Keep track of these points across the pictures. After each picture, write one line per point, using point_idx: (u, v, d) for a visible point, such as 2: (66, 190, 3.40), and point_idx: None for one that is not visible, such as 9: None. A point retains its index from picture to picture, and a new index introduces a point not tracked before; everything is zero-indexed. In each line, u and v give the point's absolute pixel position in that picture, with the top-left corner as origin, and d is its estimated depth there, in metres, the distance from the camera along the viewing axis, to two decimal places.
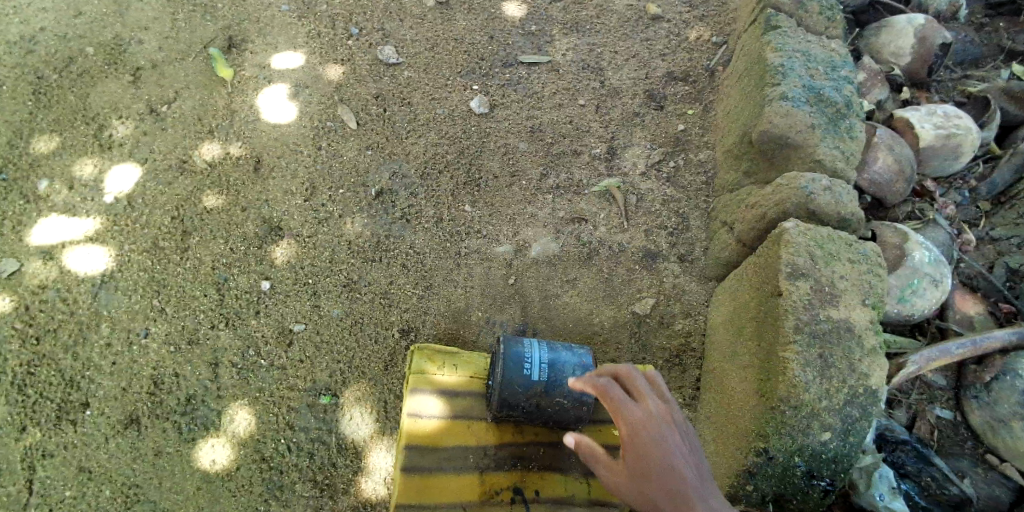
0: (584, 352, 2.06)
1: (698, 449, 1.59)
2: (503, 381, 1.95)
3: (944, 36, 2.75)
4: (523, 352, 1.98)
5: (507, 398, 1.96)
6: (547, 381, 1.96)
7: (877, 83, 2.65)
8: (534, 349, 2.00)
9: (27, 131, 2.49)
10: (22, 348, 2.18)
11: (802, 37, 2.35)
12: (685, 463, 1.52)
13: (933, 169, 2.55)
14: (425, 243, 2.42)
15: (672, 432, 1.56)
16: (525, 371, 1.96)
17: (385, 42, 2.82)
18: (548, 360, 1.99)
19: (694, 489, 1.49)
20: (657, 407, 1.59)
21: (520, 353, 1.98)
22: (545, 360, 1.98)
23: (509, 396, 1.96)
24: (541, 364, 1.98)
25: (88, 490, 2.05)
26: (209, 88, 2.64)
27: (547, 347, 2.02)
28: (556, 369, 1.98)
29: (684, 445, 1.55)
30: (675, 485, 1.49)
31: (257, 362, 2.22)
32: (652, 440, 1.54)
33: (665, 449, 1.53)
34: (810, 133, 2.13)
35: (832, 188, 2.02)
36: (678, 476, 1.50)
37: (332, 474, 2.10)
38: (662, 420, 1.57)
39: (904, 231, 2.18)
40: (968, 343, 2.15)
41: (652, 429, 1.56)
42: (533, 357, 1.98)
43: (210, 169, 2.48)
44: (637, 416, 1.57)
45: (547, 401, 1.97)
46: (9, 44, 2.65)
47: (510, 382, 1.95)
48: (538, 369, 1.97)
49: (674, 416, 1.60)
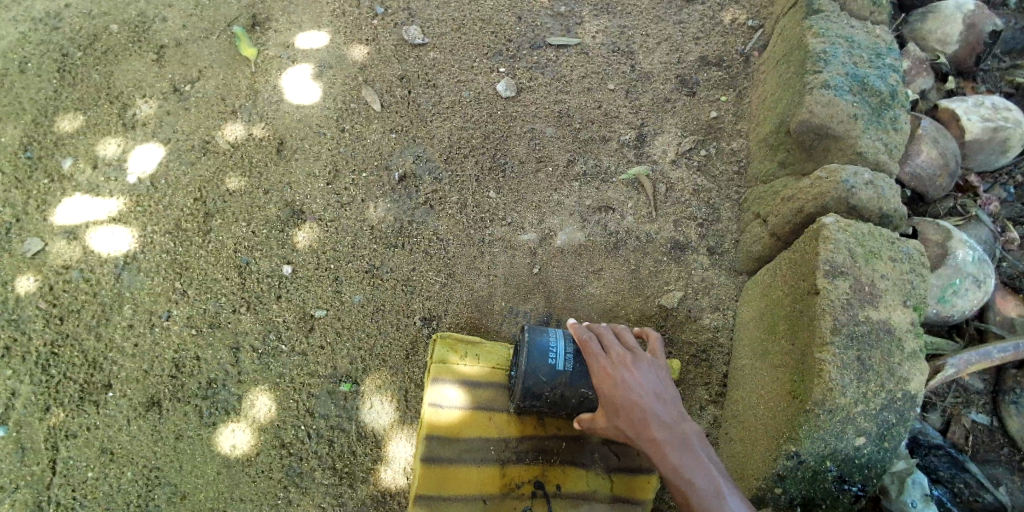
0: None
1: (666, 383, 1.80)
2: (526, 370, 1.87)
3: (994, 23, 2.64)
4: (548, 341, 1.91)
5: (531, 387, 1.89)
6: (572, 371, 1.88)
7: (922, 71, 2.54)
8: (560, 338, 1.92)
9: (51, 109, 2.47)
10: (47, 327, 2.18)
11: (845, 22, 2.25)
12: (645, 396, 1.75)
13: (978, 163, 2.44)
14: (448, 230, 2.37)
15: (633, 371, 1.79)
16: (550, 361, 1.88)
17: (411, 22, 2.76)
18: (574, 351, 1.90)
19: (653, 416, 1.72)
20: (619, 352, 1.83)
21: (545, 342, 1.91)
22: (572, 350, 1.90)
23: (533, 385, 1.88)
24: (567, 354, 1.89)
25: (110, 471, 2.06)
26: (233, 67, 2.61)
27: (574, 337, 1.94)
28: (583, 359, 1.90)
29: (645, 380, 1.78)
30: (635, 414, 1.73)
31: (278, 347, 2.20)
32: (613, 381, 1.78)
33: (626, 387, 1.76)
34: (852, 123, 2.05)
35: (874, 183, 1.94)
36: (637, 408, 1.73)
37: (352, 461, 2.09)
38: (622, 364, 1.80)
39: (947, 228, 2.09)
40: (1010, 347, 2.07)
41: (614, 370, 1.80)
42: (558, 346, 1.90)
43: (233, 150, 2.46)
44: (599, 362, 1.82)
45: (571, 391, 1.89)
46: (35, 21, 2.63)
47: (533, 372, 1.87)
48: (564, 359, 1.88)
49: (638, 359, 1.82)
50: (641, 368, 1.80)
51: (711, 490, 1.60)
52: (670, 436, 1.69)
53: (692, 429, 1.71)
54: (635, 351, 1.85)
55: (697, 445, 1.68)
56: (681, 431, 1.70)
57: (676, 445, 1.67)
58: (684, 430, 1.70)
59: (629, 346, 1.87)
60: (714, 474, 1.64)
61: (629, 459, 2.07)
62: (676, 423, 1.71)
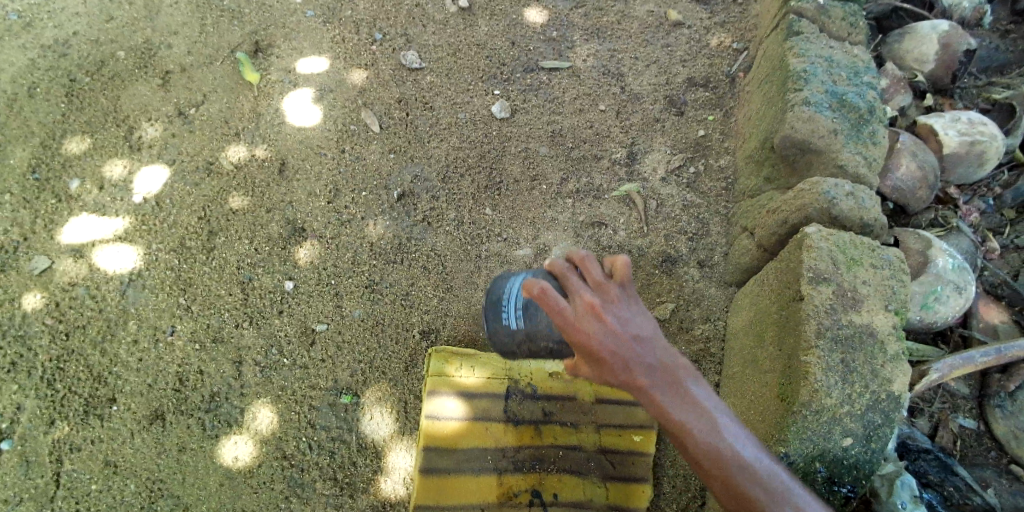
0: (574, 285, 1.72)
1: (645, 320, 1.54)
2: (487, 332, 1.83)
3: (968, 43, 2.75)
4: (500, 299, 1.80)
5: (498, 347, 1.83)
6: (527, 324, 1.75)
7: (899, 89, 2.65)
8: (515, 290, 1.78)
9: (60, 132, 2.55)
10: (52, 343, 2.22)
11: (824, 43, 2.35)
12: (624, 347, 1.48)
13: (957, 176, 2.53)
14: (446, 246, 2.44)
15: (607, 320, 1.50)
16: (502, 323, 1.78)
17: (408, 47, 2.86)
18: (524, 304, 1.75)
19: (643, 368, 1.48)
20: (585, 300, 1.52)
21: (501, 297, 1.80)
22: (520, 306, 1.76)
23: (499, 346, 1.82)
24: (516, 310, 1.76)
25: (114, 483, 2.09)
26: (236, 92, 2.69)
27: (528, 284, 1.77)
28: (532, 313, 1.74)
29: (623, 326, 1.50)
30: (621, 370, 1.48)
31: (281, 360, 2.25)
32: (587, 336, 1.49)
33: (601, 343, 1.48)
34: (832, 138, 2.14)
35: (854, 194, 2.02)
36: (620, 364, 1.48)
37: (352, 472, 2.13)
38: (593, 314, 1.50)
39: (927, 237, 2.17)
40: (993, 352, 2.13)
41: (585, 324, 1.49)
42: (508, 301, 1.78)
43: (236, 171, 2.53)
44: (566, 319, 1.50)
45: (537, 345, 1.77)
46: (44, 47, 2.72)
47: (492, 335, 1.81)
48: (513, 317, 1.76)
49: (608, 303, 1.52)
50: (614, 314, 1.51)
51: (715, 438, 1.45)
52: (662, 387, 1.47)
53: (683, 369, 1.50)
54: (602, 293, 1.54)
55: (693, 389, 1.48)
56: (672, 378, 1.48)
57: (671, 396, 1.47)
58: (676, 372, 1.49)
59: (595, 285, 1.56)
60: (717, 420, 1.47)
61: (624, 468, 2.11)
62: (665, 370, 1.49)
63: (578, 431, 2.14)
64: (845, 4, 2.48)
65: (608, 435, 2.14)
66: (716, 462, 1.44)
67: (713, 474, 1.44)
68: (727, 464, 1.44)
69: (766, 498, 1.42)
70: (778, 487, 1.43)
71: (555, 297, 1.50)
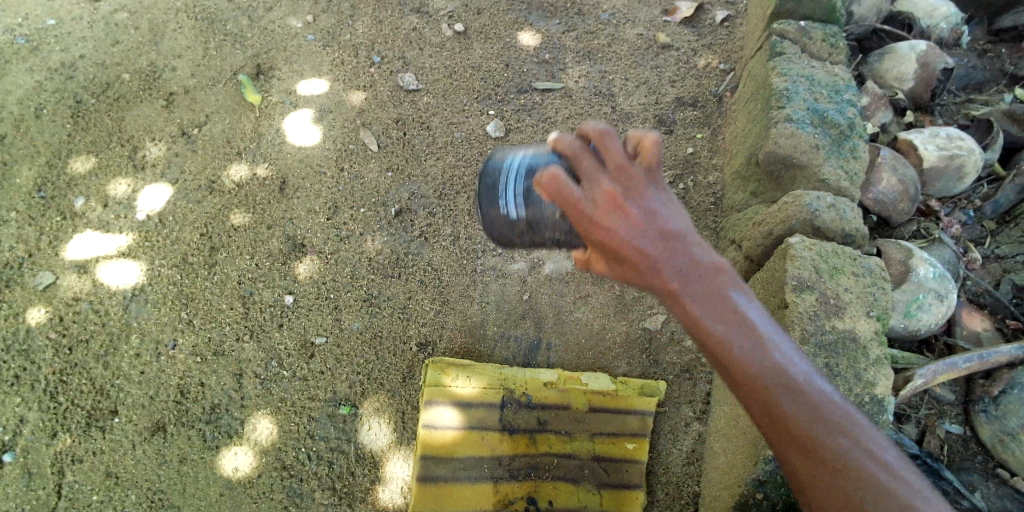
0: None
1: (673, 209, 1.39)
2: (483, 223, 1.71)
3: (946, 61, 2.88)
4: (494, 183, 1.67)
5: (497, 240, 1.71)
6: (528, 212, 1.63)
7: (879, 106, 2.75)
8: (514, 175, 1.64)
9: (66, 151, 2.61)
10: (56, 357, 2.26)
11: (806, 63, 2.47)
12: (648, 243, 1.34)
13: (938, 189, 2.63)
14: (442, 260, 2.50)
15: (631, 215, 1.34)
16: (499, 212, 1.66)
17: (405, 69, 2.94)
18: (525, 191, 1.63)
19: (672, 270, 1.34)
20: (606, 189, 1.36)
21: (497, 182, 1.67)
22: (520, 194, 1.63)
23: (498, 236, 1.70)
24: (515, 197, 1.64)
25: (115, 494, 2.12)
26: (238, 113, 2.76)
27: (528, 166, 1.64)
28: (535, 200, 1.62)
29: (648, 222, 1.35)
30: (646, 273, 1.35)
31: (281, 372, 2.29)
32: (607, 233, 1.34)
33: (623, 238, 1.34)
34: (815, 153, 2.24)
35: (836, 206, 2.10)
36: (644, 261, 1.34)
37: (350, 482, 2.16)
38: (615, 208, 1.34)
39: (908, 248, 2.26)
40: (975, 358, 2.21)
41: (605, 218, 1.34)
42: (507, 184, 1.64)
43: (237, 189, 2.59)
44: (585, 213, 1.35)
45: (539, 237, 1.66)
46: (51, 70, 2.80)
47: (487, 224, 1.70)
48: (513, 206, 1.64)
49: (632, 192, 1.36)
50: (639, 204, 1.36)
51: (756, 354, 1.33)
52: (694, 291, 1.34)
53: (722, 272, 1.36)
54: (628, 177, 1.38)
55: (733, 296, 1.35)
56: (707, 279, 1.35)
57: (703, 302, 1.34)
58: (712, 273, 1.35)
59: (617, 167, 1.39)
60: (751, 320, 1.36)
61: (618, 475, 2.16)
62: (697, 271, 1.35)
63: (572, 439, 2.19)
64: (825, 27, 2.61)
65: (602, 443, 2.19)
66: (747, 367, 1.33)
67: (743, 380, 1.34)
68: (761, 373, 1.33)
69: (802, 408, 1.32)
70: (813, 396, 1.33)
71: (573, 187, 1.34)
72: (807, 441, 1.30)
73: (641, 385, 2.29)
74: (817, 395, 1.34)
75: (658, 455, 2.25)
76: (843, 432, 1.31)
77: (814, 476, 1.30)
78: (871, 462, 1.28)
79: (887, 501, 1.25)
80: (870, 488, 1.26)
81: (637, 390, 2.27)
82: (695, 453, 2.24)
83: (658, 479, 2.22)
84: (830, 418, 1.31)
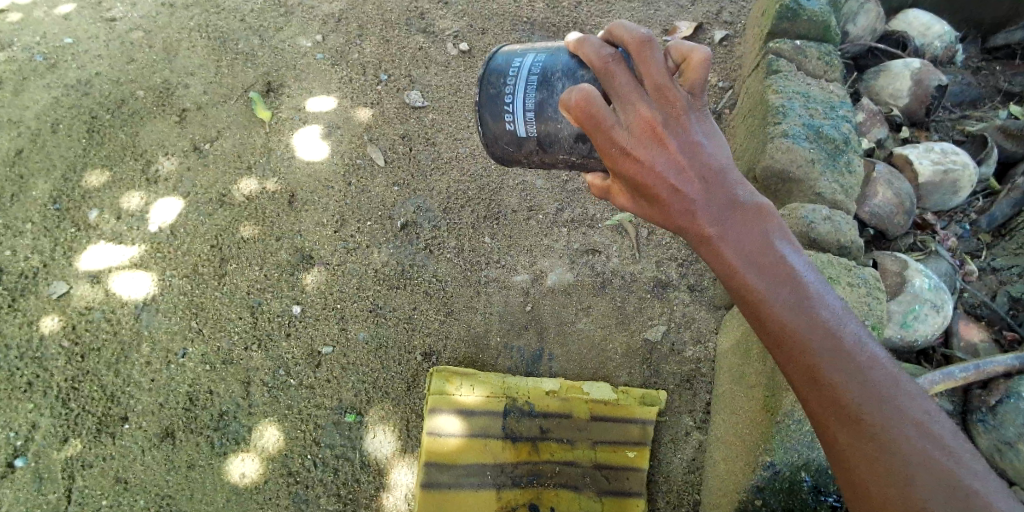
0: (589, 73, 1.72)
1: (711, 142, 1.46)
2: (488, 140, 1.88)
3: (938, 78, 3.09)
4: (504, 97, 1.81)
5: (504, 156, 1.89)
6: (535, 133, 1.80)
7: (875, 122, 2.95)
8: (519, 93, 1.78)
9: (80, 165, 2.68)
10: (68, 364, 2.31)
11: (801, 81, 2.59)
12: (681, 180, 1.43)
13: (933, 203, 2.83)
14: (447, 272, 2.55)
15: (669, 147, 1.42)
16: (509, 126, 1.82)
17: (412, 87, 3.02)
18: (535, 105, 1.77)
19: (706, 207, 1.44)
20: (642, 116, 1.42)
21: (503, 98, 1.81)
22: (530, 109, 1.78)
23: (502, 151, 1.88)
24: (523, 117, 1.79)
25: (124, 499, 2.15)
26: (249, 128, 2.84)
27: (535, 85, 1.77)
28: (545, 117, 1.77)
29: (684, 154, 1.43)
30: (677, 210, 1.45)
31: (288, 381, 2.33)
32: (639, 163, 1.42)
33: (655, 172, 1.42)
34: (810, 168, 2.34)
35: (831, 218, 2.22)
36: (675, 197, 1.44)
37: (355, 489, 2.19)
38: (652, 138, 1.41)
39: (903, 260, 2.42)
40: (972, 368, 2.22)
41: (639, 148, 1.42)
42: (513, 103, 1.79)
43: (247, 202, 2.65)
44: (616, 142, 1.42)
45: (550, 157, 1.83)
46: (67, 87, 2.88)
47: (497, 136, 1.86)
48: (522, 122, 1.79)
49: (668, 121, 1.42)
50: (675, 135, 1.43)
51: (792, 301, 1.43)
52: (728, 232, 1.44)
53: (766, 218, 1.47)
54: (664, 105, 1.44)
55: (775, 242, 1.46)
56: (750, 221, 1.46)
57: (734, 243, 1.45)
58: (751, 216, 1.46)
59: (655, 91, 1.44)
60: (788, 267, 1.45)
61: (619, 482, 2.19)
62: (730, 211, 1.45)
63: (574, 447, 2.23)
64: (820, 46, 2.74)
65: (603, 451, 2.23)
66: (779, 313, 1.43)
67: (777, 326, 1.43)
68: (787, 314, 1.43)
69: (835, 355, 1.39)
70: (850, 346, 1.40)
71: (605, 113, 1.42)
72: (839, 394, 1.37)
73: (641, 395, 2.32)
74: (855, 347, 1.41)
75: (658, 463, 2.28)
76: (882, 391, 1.36)
77: (839, 430, 1.36)
78: (910, 423, 1.32)
79: (913, 456, 1.29)
80: (907, 452, 1.30)
81: (637, 400, 2.31)
82: (695, 461, 2.28)
83: (659, 487, 2.24)
84: (866, 370, 1.38)
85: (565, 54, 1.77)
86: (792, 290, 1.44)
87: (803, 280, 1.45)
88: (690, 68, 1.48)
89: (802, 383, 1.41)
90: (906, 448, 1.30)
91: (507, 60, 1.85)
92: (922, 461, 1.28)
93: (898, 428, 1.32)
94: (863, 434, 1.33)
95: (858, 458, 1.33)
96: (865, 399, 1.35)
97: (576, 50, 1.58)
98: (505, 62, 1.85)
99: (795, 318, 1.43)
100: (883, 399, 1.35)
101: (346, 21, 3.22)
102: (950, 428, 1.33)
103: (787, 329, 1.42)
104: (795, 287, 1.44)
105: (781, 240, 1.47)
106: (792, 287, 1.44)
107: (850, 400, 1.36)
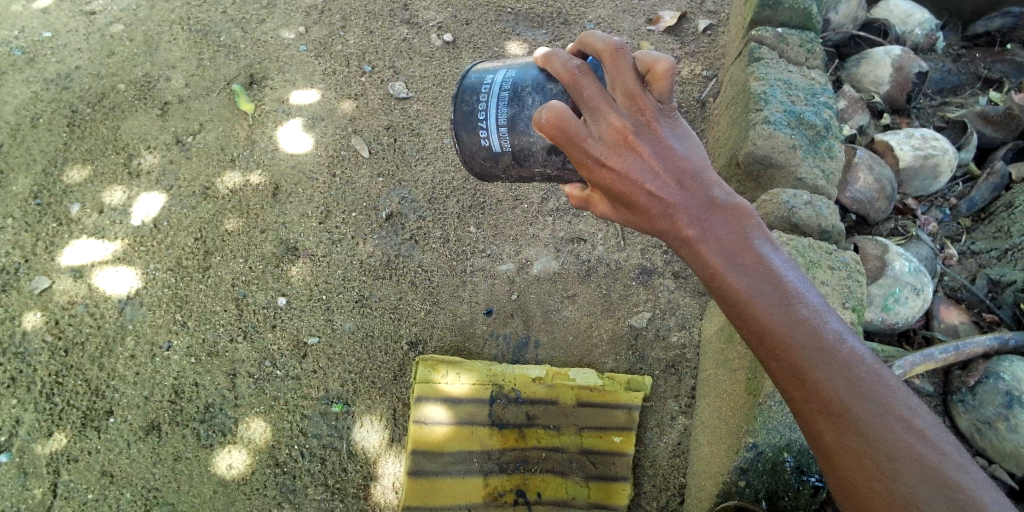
0: (559, 87, 1.73)
1: (685, 145, 1.48)
2: (465, 157, 1.88)
3: (919, 66, 3.18)
4: (477, 114, 1.82)
5: (484, 174, 1.90)
6: (509, 150, 1.80)
7: (856, 109, 3.00)
8: (492, 108, 1.80)
9: (61, 160, 2.66)
10: (52, 359, 2.30)
11: (783, 68, 2.62)
12: (658, 184, 1.45)
13: (914, 188, 2.88)
14: (433, 262, 2.55)
15: (643, 154, 1.43)
16: (484, 142, 1.82)
17: (396, 78, 3.02)
18: (507, 120, 1.78)
19: (685, 213, 1.46)
20: (613, 125, 1.44)
21: (476, 114, 1.82)
22: (503, 125, 1.78)
23: (480, 170, 1.89)
24: (498, 133, 1.80)
25: (110, 492, 2.14)
26: (232, 121, 2.82)
27: (508, 100, 1.78)
28: (518, 131, 1.77)
29: (660, 160, 1.44)
30: (657, 217, 1.46)
31: (274, 372, 2.33)
32: (616, 173, 1.44)
33: (633, 179, 1.44)
34: (792, 153, 2.37)
35: (812, 203, 2.25)
36: (653, 202, 1.45)
37: (342, 478, 2.20)
38: (626, 146, 1.43)
39: (884, 243, 2.43)
40: (953, 349, 2.27)
41: (614, 157, 1.43)
42: (485, 119, 1.80)
43: (231, 195, 2.64)
44: (591, 153, 1.44)
45: (526, 173, 1.84)
46: (47, 81, 2.85)
47: (472, 152, 1.86)
48: (497, 137, 1.80)
49: (640, 128, 1.44)
50: (649, 141, 1.44)
51: (772, 300, 1.45)
52: (709, 234, 1.46)
53: (745, 219, 1.48)
54: (635, 113, 1.45)
55: (756, 242, 1.48)
56: (729, 224, 1.47)
57: (713, 245, 1.46)
58: (730, 216, 1.47)
59: (624, 99, 1.46)
60: (766, 266, 1.47)
61: (605, 467, 2.21)
62: (708, 213, 1.46)
63: (560, 433, 2.24)
64: (801, 34, 2.77)
65: (590, 437, 2.24)
66: (759, 313, 1.45)
67: (760, 326, 1.45)
68: (768, 315, 1.44)
69: (818, 354, 1.41)
70: (832, 342, 1.42)
71: (577, 125, 1.43)
72: (824, 391, 1.39)
73: (627, 380, 2.34)
74: (836, 340, 1.43)
75: (644, 448, 2.30)
76: (865, 386, 1.37)
77: (825, 425, 1.38)
78: (894, 416, 1.34)
79: (900, 450, 1.31)
80: (891, 446, 1.32)
81: (623, 386, 2.32)
82: (681, 445, 2.30)
83: (644, 472, 2.27)
84: (849, 366, 1.39)
85: (534, 68, 1.78)
86: (771, 288, 1.45)
87: (783, 279, 1.47)
88: (656, 77, 1.47)
89: (788, 383, 1.43)
90: (893, 443, 1.32)
91: (479, 78, 1.87)
92: (908, 455, 1.30)
93: (884, 423, 1.33)
94: (850, 430, 1.35)
95: (845, 454, 1.35)
96: (849, 394, 1.37)
97: (543, 63, 1.60)
98: (477, 80, 1.86)
99: (776, 317, 1.44)
100: (865, 394, 1.37)
101: (329, 13, 3.21)
102: (935, 420, 1.36)
103: (768, 330, 1.44)
104: (776, 287, 1.46)
105: (759, 238, 1.48)
106: (772, 286, 1.45)
107: (835, 396, 1.38)
